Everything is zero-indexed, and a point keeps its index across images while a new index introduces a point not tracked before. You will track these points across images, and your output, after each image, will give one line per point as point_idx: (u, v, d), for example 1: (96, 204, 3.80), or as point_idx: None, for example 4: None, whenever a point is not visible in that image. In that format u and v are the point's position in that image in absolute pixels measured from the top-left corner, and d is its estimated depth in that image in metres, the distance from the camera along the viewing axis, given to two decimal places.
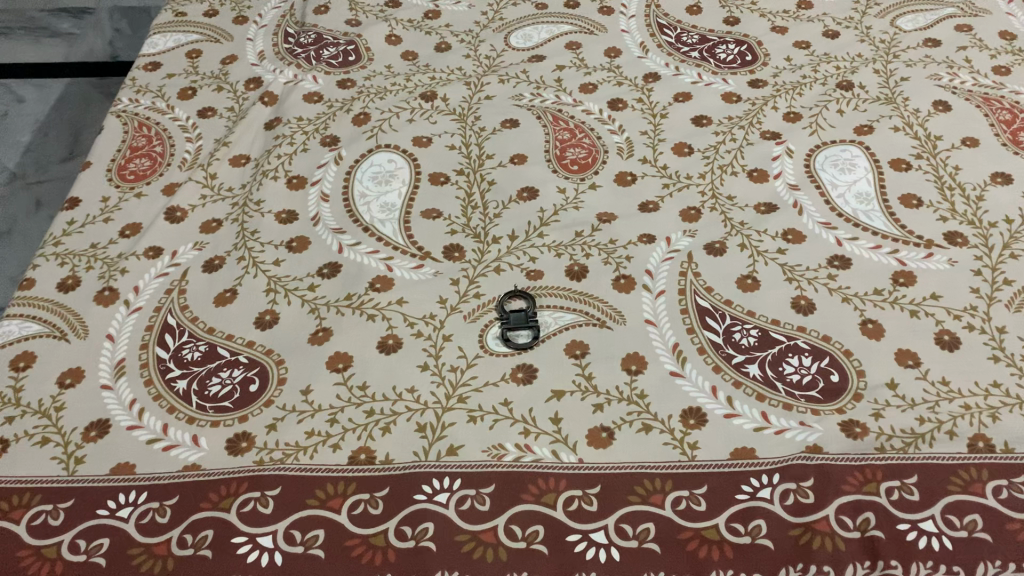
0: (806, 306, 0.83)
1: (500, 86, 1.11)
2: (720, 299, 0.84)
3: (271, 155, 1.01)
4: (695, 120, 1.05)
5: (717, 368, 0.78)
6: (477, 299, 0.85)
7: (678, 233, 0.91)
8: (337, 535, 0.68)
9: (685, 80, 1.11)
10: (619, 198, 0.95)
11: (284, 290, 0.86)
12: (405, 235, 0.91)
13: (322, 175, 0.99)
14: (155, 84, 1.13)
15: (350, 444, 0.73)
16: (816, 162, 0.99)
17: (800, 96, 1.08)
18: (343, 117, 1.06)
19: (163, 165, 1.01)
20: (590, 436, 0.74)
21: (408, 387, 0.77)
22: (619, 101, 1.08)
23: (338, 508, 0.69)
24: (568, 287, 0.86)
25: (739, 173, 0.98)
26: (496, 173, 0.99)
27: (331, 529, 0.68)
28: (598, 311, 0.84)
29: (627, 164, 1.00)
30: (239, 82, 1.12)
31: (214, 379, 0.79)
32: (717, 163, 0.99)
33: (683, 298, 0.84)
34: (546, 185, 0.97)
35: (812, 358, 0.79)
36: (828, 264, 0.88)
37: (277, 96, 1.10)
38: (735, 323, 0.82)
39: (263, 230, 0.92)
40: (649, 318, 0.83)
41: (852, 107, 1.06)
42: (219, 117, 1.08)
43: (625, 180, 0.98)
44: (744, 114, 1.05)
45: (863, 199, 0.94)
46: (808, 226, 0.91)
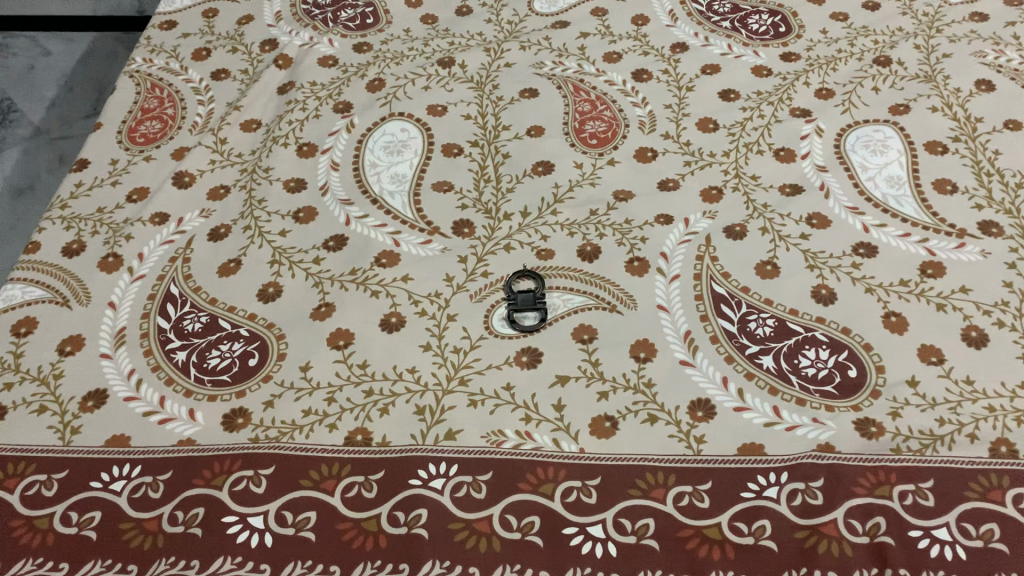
0: (827, 296, 0.80)
1: (521, 54, 1.07)
2: (736, 286, 0.81)
3: (283, 121, 0.99)
4: (722, 94, 1.01)
5: (729, 358, 0.76)
6: (485, 278, 0.83)
7: (697, 214, 0.87)
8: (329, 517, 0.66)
9: (714, 52, 1.06)
10: (638, 175, 0.92)
11: (289, 263, 0.85)
12: (415, 208, 0.89)
13: (333, 143, 0.96)
14: (169, 43, 1.11)
15: (347, 424, 0.71)
16: (846, 143, 0.94)
17: (834, 72, 1.03)
18: (357, 83, 1.03)
19: (173, 129, 0.99)
20: (593, 425, 0.71)
21: (409, 368, 0.75)
22: (643, 72, 1.04)
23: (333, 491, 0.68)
24: (579, 268, 0.83)
25: (765, 152, 0.94)
26: (511, 145, 0.96)
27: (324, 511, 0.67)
28: (609, 295, 0.81)
29: (648, 139, 0.96)
30: (254, 44, 1.10)
31: (213, 351, 0.78)
32: (742, 141, 0.95)
33: (699, 283, 0.81)
34: (563, 160, 0.94)
35: (830, 352, 0.76)
36: (852, 251, 0.84)
37: (292, 60, 1.07)
38: (751, 312, 0.79)
39: (271, 199, 0.91)
40: (661, 303, 0.80)
41: (889, 84, 1.01)
42: (233, 79, 1.05)
43: (645, 156, 0.94)
44: (774, 90, 1.01)
45: (894, 183, 0.90)
46: (834, 211, 0.87)
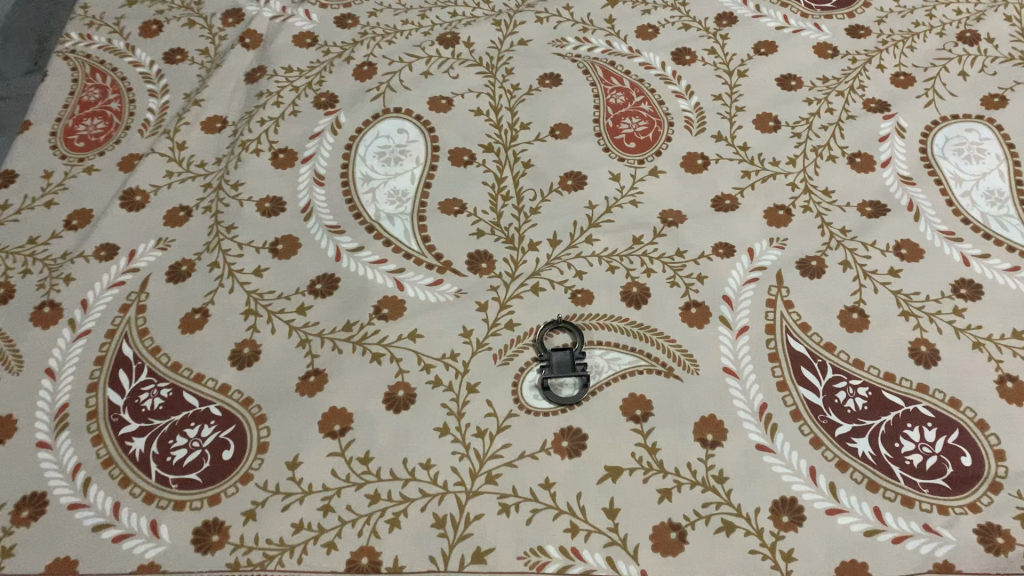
0: (928, 354, 0.66)
1: (537, 28, 0.89)
2: (818, 342, 0.66)
3: (254, 120, 0.81)
4: (781, 82, 0.84)
5: (815, 441, 0.62)
6: (510, 331, 0.67)
7: (763, 242, 0.72)
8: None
9: (768, 25, 0.89)
10: (687, 190, 0.76)
11: (267, 313, 0.69)
12: (420, 237, 0.73)
13: (315, 148, 0.79)
14: (112, 14, 0.92)
15: (350, 543, 0.57)
16: (934, 145, 0.79)
17: (912, 51, 0.86)
18: (342, 69, 0.85)
19: (120, 129, 0.82)
20: (655, 537, 0.58)
21: (424, 462, 0.61)
22: (686, 52, 0.87)
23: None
24: (625, 316, 0.68)
25: (838, 158, 0.78)
26: (533, 150, 0.79)
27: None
28: (663, 353, 0.66)
29: (697, 141, 0.80)
30: (215, 16, 0.91)
31: (178, 439, 0.62)
32: (810, 143, 0.79)
33: (772, 337, 0.67)
34: (596, 170, 0.78)
35: (937, 432, 0.62)
36: (953, 291, 0.69)
37: (261, 37, 0.89)
38: (838, 378, 0.65)
39: (242, 226, 0.74)
40: (729, 366, 0.65)
41: (979, 68, 0.84)
42: (190, 62, 0.87)
43: (696, 164, 0.78)
44: (843, 75, 0.84)
45: (995, 199, 0.75)
46: (926, 237, 0.73)
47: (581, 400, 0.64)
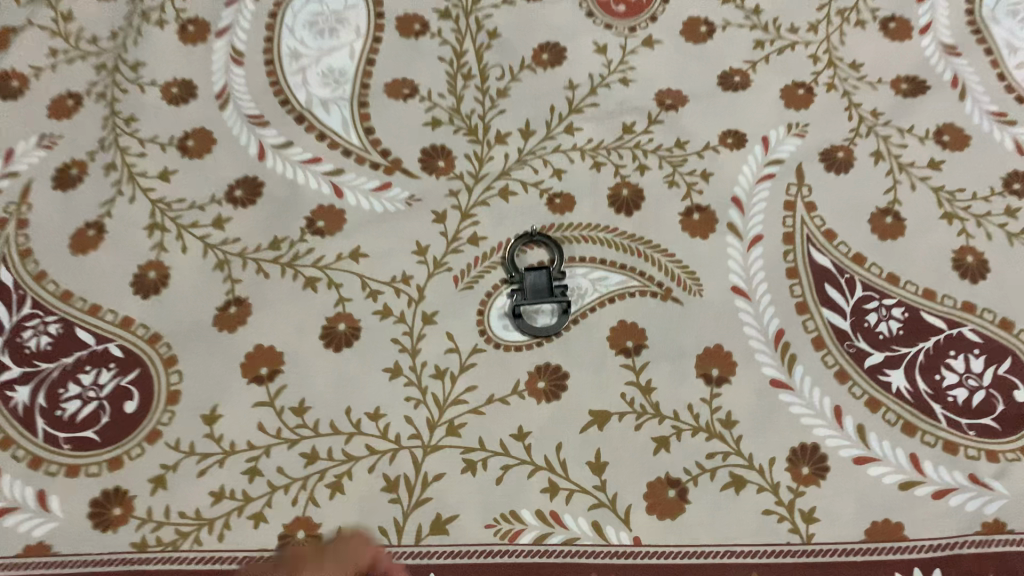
0: (975, 266, 0.55)
1: None
2: (845, 254, 0.55)
3: None
4: None
5: (841, 375, 0.52)
6: (474, 247, 0.56)
7: (779, 130, 0.60)
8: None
9: None
10: (687, 65, 0.63)
11: (177, 228, 0.56)
12: (362, 129, 0.60)
13: (232, 17, 0.64)
14: None
15: (282, 515, 0.47)
16: (984, 5, 0.65)
17: None
18: None
19: None
20: (651, 497, 0.48)
21: (371, 412, 0.50)
22: None
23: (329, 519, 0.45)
24: (614, 226, 0.57)
25: (868, 24, 0.65)
26: (500, 17, 0.65)
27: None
28: (659, 272, 0.55)
29: (699, 3, 0.66)
30: None
31: (69, 388, 0.51)
32: (835, 5, 0.66)
33: (790, 249, 0.55)
34: (577, 42, 0.64)
35: (986, 361, 0.52)
36: (1004, 187, 0.58)
37: None
38: (869, 297, 0.54)
39: (145, 118, 0.60)
40: (738, 286, 0.54)
41: None
42: None
43: (698, 32, 0.64)
44: None
45: None
46: (973, 120, 0.60)
47: (561, 330, 0.53)
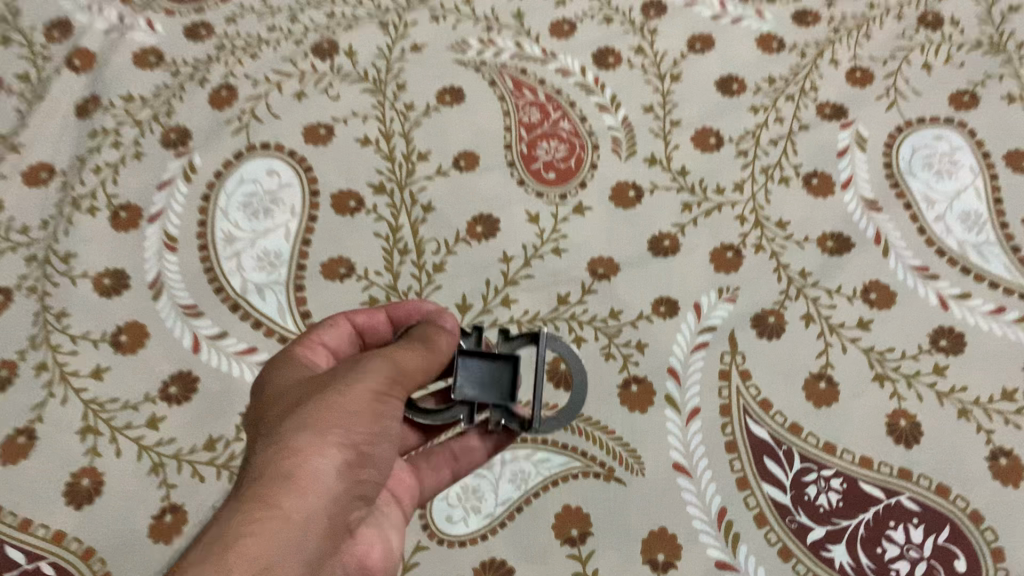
0: (909, 430, 0.56)
1: (432, 28, 0.73)
2: (783, 424, 0.56)
3: (87, 169, 0.67)
4: (720, 85, 0.71)
5: (784, 552, 0.52)
6: None
7: (711, 295, 0.61)
8: (415, 475, 0.50)
9: (702, 14, 0.74)
10: (619, 231, 0.64)
11: (109, 429, 0.56)
12: (297, 314, 0.61)
13: (165, 201, 0.65)
14: None
15: None
16: (900, 162, 0.67)
17: (868, 41, 0.73)
18: (195, 92, 0.70)
19: None
20: None
21: None
22: (608, 53, 0.72)
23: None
24: (554, 403, 0.57)
25: (792, 181, 0.66)
26: (433, 188, 0.66)
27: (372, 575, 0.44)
28: (599, 450, 0.55)
29: (628, 169, 0.67)
30: (35, 29, 0.74)
31: None
32: (759, 165, 0.67)
33: (728, 420, 0.56)
34: (510, 209, 0.65)
35: (924, 531, 0.53)
36: (931, 344, 0.59)
37: (94, 56, 0.72)
38: (807, 468, 0.55)
39: (75, 312, 0.60)
40: (679, 463, 0.55)
41: (944, 58, 0.72)
42: (8, 93, 0.71)
43: (627, 197, 0.66)
44: (792, 74, 0.71)
45: (971, 223, 0.65)
46: (897, 277, 0.62)
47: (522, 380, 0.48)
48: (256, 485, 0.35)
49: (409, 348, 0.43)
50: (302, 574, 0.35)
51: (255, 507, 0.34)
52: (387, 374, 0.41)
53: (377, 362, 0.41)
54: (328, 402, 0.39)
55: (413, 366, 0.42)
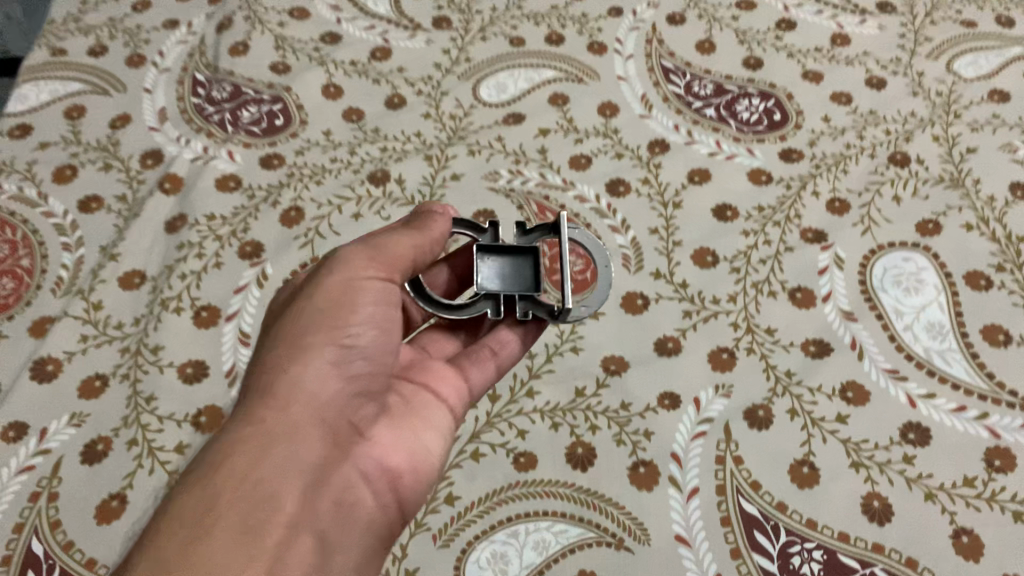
0: (881, 510, 0.64)
1: (470, 161, 0.86)
2: (771, 502, 0.65)
3: (174, 274, 0.78)
4: (716, 212, 0.82)
5: None
6: (449, 508, 0.65)
7: (709, 391, 0.71)
8: (461, 374, 0.63)
9: (701, 151, 0.87)
10: (628, 334, 0.74)
11: None
12: None
13: (240, 303, 0.76)
14: (22, 159, 0.87)
15: None
16: (873, 278, 0.78)
17: (845, 175, 0.85)
18: (268, 213, 0.82)
19: (32, 290, 0.78)
20: None
21: None
22: (620, 184, 0.85)
23: (369, 494, 0.53)
24: (572, 481, 0.66)
25: (779, 294, 0.77)
26: None
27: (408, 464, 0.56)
28: (611, 521, 0.64)
29: (636, 281, 0.78)
30: (132, 158, 0.87)
31: None
32: (750, 279, 0.78)
33: (723, 498, 0.65)
34: None
35: None
36: (901, 436, 0.68)
37: (182, 181, 0.85)
38: (792, 541, 0.63)
39: (161, 396, 0.71)
40: (681, 534, 0.63)
41: (910, 191, 0.83)
42: (108, 211, 0.83)
43: (635, 305, 0.76)
44: (779, 203, 0.83)
45: (936, 332, 0.74)
46: (871, 377, 0.71)
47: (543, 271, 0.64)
48: (245, 408, 0.50)
49: (361, 248, 0.56)
50: (291, 446, 0.49)
51: (245, 423, 0.49)
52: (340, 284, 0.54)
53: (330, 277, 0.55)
54: (297, 328, 0.53)
55: (361, 264, 0.55)
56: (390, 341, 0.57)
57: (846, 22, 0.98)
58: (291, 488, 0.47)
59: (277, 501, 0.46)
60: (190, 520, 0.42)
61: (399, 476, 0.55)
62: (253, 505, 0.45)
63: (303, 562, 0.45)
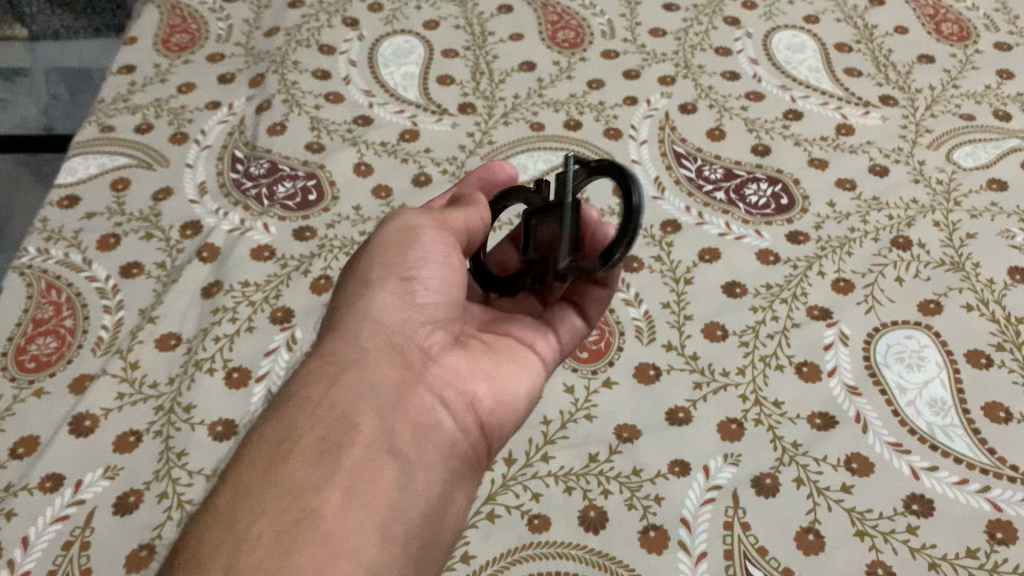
0: None
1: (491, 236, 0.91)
2: (777, 568, 0.67)
3: (208, 337, 0.82)
4: (726, 289, 0.86)
5: None
6: (465, 565, 0.67)
7: (718, 459, 0.73)
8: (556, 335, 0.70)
9: (711, 231, 0.91)
10: (640, 403, 0.77)
11: None
12: None
13: (270, 365, 0.80)
14: (69, 227, 0.92)
15: None
16: (877, 354, 0.80)
17: (849, 257, 0.89)
18: (299, 282, 0.87)
19: (73, 349, 0.82)
20: None
21: None
22: (633, 261, 0.89)
23: (450, 415, 0.59)
24: (584, 543, 0.68)
25: (786, 368, 0.80)
26: None
27: (480, 387, 0.62)
28: None
29: (649, 353, 0.81)
30: (173, 228, 0.93)
31: None
32: (758, 353, 0.81)
33: (731, 563, 0.67)
34: (551, 381, 0.79)
35: None
36: (905, 506, 0.70)
37: (219, 249, 0.90)
38: None
39: (192, 452, 0.74)
40: None
41: (913, 273, 0.87)
42: (148, 276, 0.88)
43: (647, 375, 0.79)
44: (786, 282, 0.87)
45: (938, 407, 0.77)
46: (875, 449, 0.73)
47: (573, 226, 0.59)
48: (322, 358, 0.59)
49: (417, 211, 0.67)
50: (360, 379, 0.57)
51: (317, 372, 0.58)
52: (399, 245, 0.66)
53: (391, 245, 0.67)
54: (365, 270, 0.64)
55: (420, 218, 0.66)
56: (457, 274, 0.67)
57: (850, 114, 1.04)
58: (366, 410, 0.55)
59: (353, 422, 0.54)
60: (272, 458, 0.51)
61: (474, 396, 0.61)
62: (330, 434, 0.53)
63: (384, 463, 0.53)
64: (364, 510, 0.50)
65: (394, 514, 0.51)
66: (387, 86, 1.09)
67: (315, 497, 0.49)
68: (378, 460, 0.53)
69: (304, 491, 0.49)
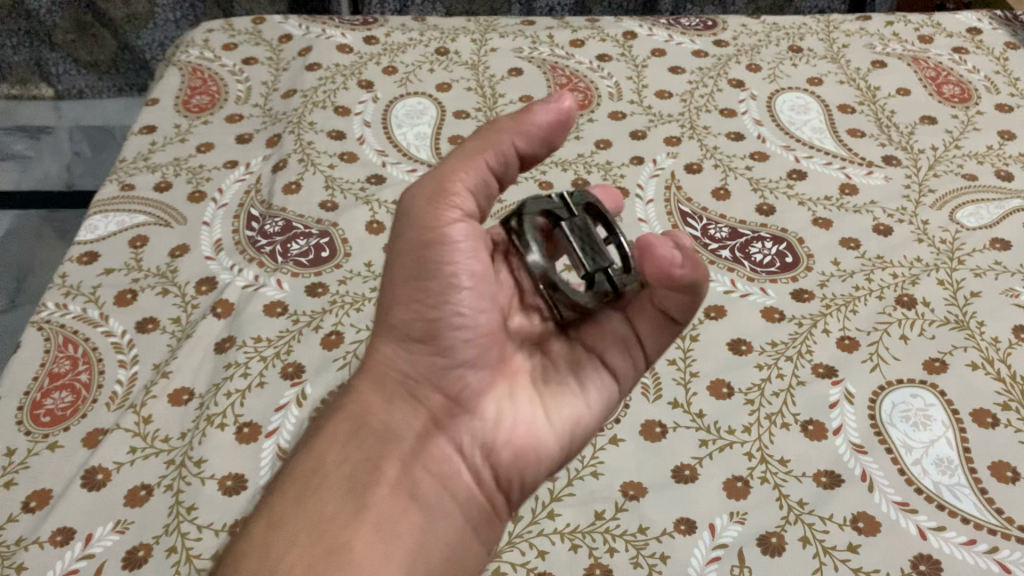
0: None
1: None
2: None
3: (219, 391, 0.83)
4: (731, 346, 0.87)
5: None
6: None
7: (723, 517, 0.73)
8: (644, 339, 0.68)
9: (716, 289, 0.93)
10: (646, 461, 0.78)
11: None
12: None
13: (280, 420, 0.81)
14: (87, 283, 0.95)
15: None
16: (882, 413, 0.81)
17: (854, 315, 0.89)
18: (310, 337, 0.88)
19: (87, 403, 0.83)
20: None
21: None
22: None
23: (478, 461, 0.62)
24: None
25: (791, 426, 0.80)
26: None
27: (511, 433, 0.64)
28: None
29: (655, 410, 0.82)
30: (188, 284, 0.95)
31: None
32: (763, 411, 0.81)
33: None
34: None
35: None
36: (912, 566, 0.69)
37: (233, 305, 0.92)
38: None
39: (201, 506, 0.75)
40: None
41: (917, 331, 0.88)
42: (163, 332, 0.90)
43: (653, 433, 0.80)
44: (791, 339, 0.87)
45: (945, 466, 0.77)
46: (882, 508, 0.74)
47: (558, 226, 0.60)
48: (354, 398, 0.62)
49: (427, 185, 0.61)
50: (387, 425, 0.60)
51: (348, 412, 0.61)
52: (430, 221, 0.60)
53: (418, 208, 0.60)
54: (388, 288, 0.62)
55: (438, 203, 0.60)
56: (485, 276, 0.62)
57: (852, 173, 1.06)
58: (390, 454, 0.59)
59: (380, 467, 0.58)
60: (302, 491, 0.55)
61: (496, 443, 0.63)
62: (357, 476, 0.57)
63: (405, 511, 0.57)
64: (391, 550, 0.54)
65: (417, 554, 0.55)
66: (400, 146, 1.12)
67: (345, 537, 0.53)
68: (400, 505, 0.57)
69: (331, 528, 0.53)
